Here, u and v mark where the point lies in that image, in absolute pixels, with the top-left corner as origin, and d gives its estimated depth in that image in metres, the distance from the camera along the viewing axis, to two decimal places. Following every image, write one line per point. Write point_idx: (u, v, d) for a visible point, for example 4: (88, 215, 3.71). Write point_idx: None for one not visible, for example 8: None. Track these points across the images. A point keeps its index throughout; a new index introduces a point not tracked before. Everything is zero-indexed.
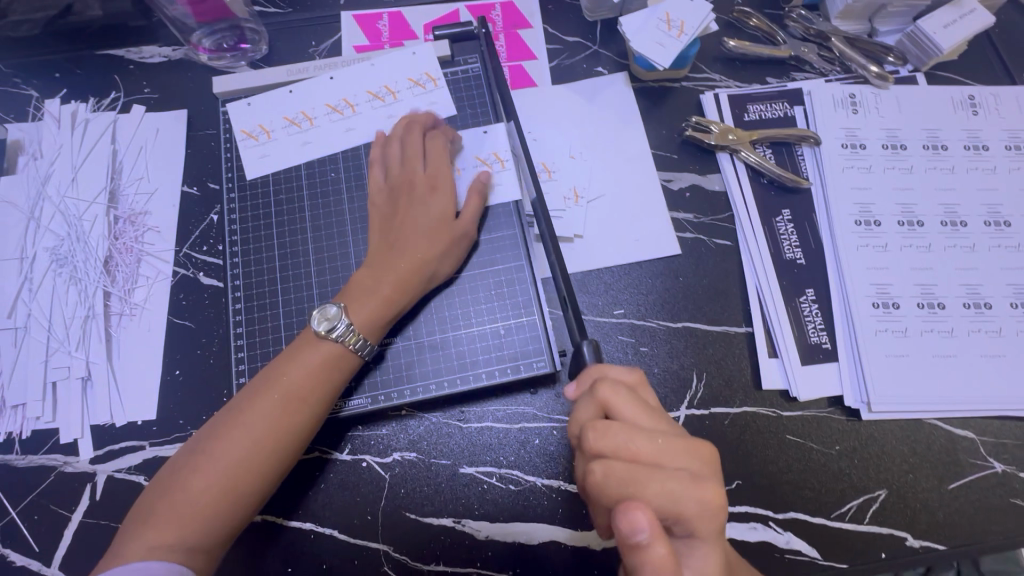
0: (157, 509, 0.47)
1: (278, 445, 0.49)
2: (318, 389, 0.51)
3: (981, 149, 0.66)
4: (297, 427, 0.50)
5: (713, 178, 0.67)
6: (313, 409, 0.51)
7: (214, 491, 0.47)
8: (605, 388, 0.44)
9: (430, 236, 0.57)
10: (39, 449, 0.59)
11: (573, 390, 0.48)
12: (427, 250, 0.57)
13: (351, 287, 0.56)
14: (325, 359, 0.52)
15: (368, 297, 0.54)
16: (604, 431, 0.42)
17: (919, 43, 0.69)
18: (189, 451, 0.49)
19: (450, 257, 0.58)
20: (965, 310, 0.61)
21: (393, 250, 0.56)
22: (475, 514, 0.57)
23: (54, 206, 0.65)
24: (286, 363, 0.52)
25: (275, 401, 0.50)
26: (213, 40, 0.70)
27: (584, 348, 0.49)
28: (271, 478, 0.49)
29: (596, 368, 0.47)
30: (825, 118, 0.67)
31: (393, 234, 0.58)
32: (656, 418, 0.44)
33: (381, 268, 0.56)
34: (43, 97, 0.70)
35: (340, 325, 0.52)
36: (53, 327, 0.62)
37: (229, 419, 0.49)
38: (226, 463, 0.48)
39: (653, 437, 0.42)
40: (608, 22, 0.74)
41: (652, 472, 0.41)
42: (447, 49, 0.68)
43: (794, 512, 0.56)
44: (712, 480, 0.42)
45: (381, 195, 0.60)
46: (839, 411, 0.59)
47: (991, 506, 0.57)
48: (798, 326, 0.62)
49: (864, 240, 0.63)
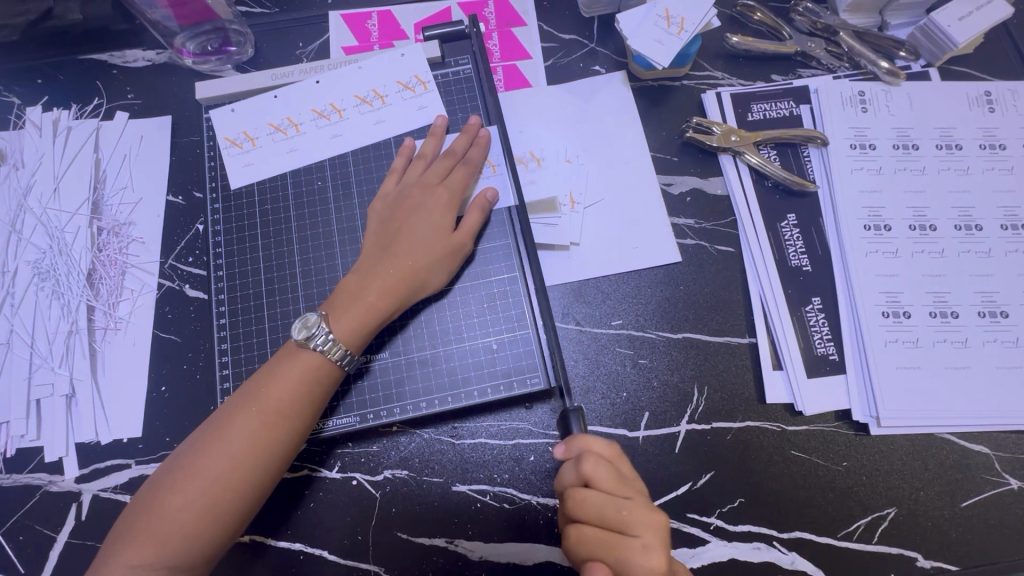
0: (137, 525, 0.46)
1: (262, 459, 0.47)
2: (301, 402, 0.49)
3: (998, 148, 0.63)
4: (279, 442, 0.48)
5: (715, 182, 0.65)
6: (296, 423, 0.49)
7: (193, 509, 0.46)
8: (586, 462, 0.43)
9: (421, 246, 0.55)
10: (24, 468, 0.57)
11: (559, 451, 0.45)
12: (415, 261, 0.55)
13: (335, 296, 0.54)
14: (308, 371, 0.50)
15: (350, 306, 0.52)
16: (578, 502, 0.43)
17: (932, 37, 0.65)
18: (169, 466, 0.48)
19: (442, 268, 0.56)
20: (979, 318, 0.58)
21: (380, 260, 0.55)
22: (468, 535, 0.55)
23: (36, 219, 0.64)
24: (269, 375, 0.50)
25: (256, 415, 0.48)
26: (197, 43, 0.68)
27: (572, 418, 0.48)
28: (255, 495, 0.48)
29: (579, 437, 0.45)
30: (832, 117, 0.64)
31: (381, 244, 0.56)
32: (630, 488, 0.44)
33: (365, 277, 0.54)
34: (25, 104, 0.68)
35: (319, 334, 0.50)
36: (36, 343, 0.60)
37: (209, 434, 0.48)
38: (205, 480, 0.46)
39: (619, 509, 0.42)
40: (605, 18, 0.71)
41: (613, 542, 0.41)
42: (436, 49, 0.65)
43: (799, 532, 0.54)
44: (661, 549, 0.41)
45: (387, 203, 0.59)
46: (846, 425, 0.57)
47: (1006, 525, 0.54)
48: (803, 337, 0.59)
49: (874, 246, 0.61)
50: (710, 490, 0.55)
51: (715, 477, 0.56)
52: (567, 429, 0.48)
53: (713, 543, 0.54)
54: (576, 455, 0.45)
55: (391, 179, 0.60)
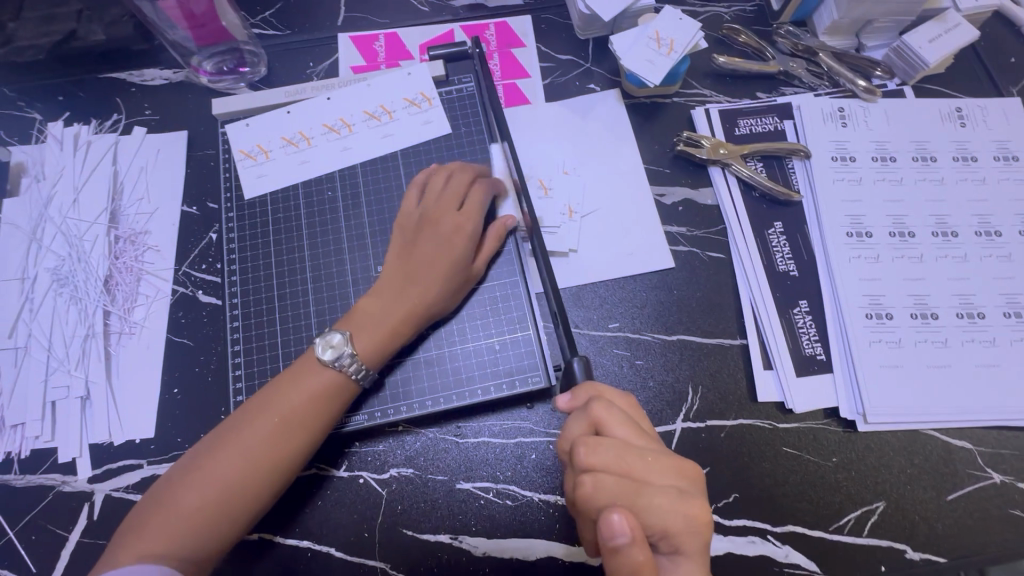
0: (149, 521, 0.47)
1: (277, 465, 0.49)
2: (317, 411, 0.51)
3: (970, 160, 0.67)
4: (294, 449, 0.50)
5: (706, 192, 0.68)
6: (312, 432, 0.51)
7: (206, 509, 0.47)
8: (600, 407, 0.45)
9: (440, 274, 0.57)
10: (38, 469, 0.59)
11: (566, 401, 0.48)
12: (432, 288, 0.56)
13: (356, 313, 0.55)
14: (326, 385, 0.52)
15: (371, 323, 0.54)
16: (595, 447, 0.43)
17: (906, 58, 0.70)
18: (184, 465, 0.49)
19: (453, 296, 0.58)
20: (958, 319, 0.61)
21: (400, 283, 0.56)
22: (472, 531, 0.57)
23: (55, 227, 0.66)
24: (288, 384, 0.52)
25: (273, 423, 0.50)
26: (213, 62, 0.72)
27: (576, 365, 0.48)
28: (266, 498, 0.50)
29: (589, 385, 0.48)
30: (814, 131, 0.68)
31: (400, 266, 0.57)
32: (646, 437, 0.45)
33: (388, 298, 0.56)
34: (46, 120, 0.71)
35: (345, 354, 0.52)
36: (53, 346, 0.63)
37: (227, 437, 0.50)
38: (220, 482, 0.48)
39: (643, 455, 0.43)
40: (600, 40, 0.75)
41: (641, 488, 0.42)
42: (441, 68, 0.69)
43: (792, 525, 0.56)
44: (697, 496, 0.43)
45: (406, 222, 0.59)
46: (835, 423, 0.59)
47: (990, 517, 0.57)
48: (791, 338, 0.62)
49: (856, 251, 0.64)
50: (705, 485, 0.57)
51: (710, 473, 0.58)
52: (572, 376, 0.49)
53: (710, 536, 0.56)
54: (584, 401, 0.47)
55: (411, 194, 0.61)
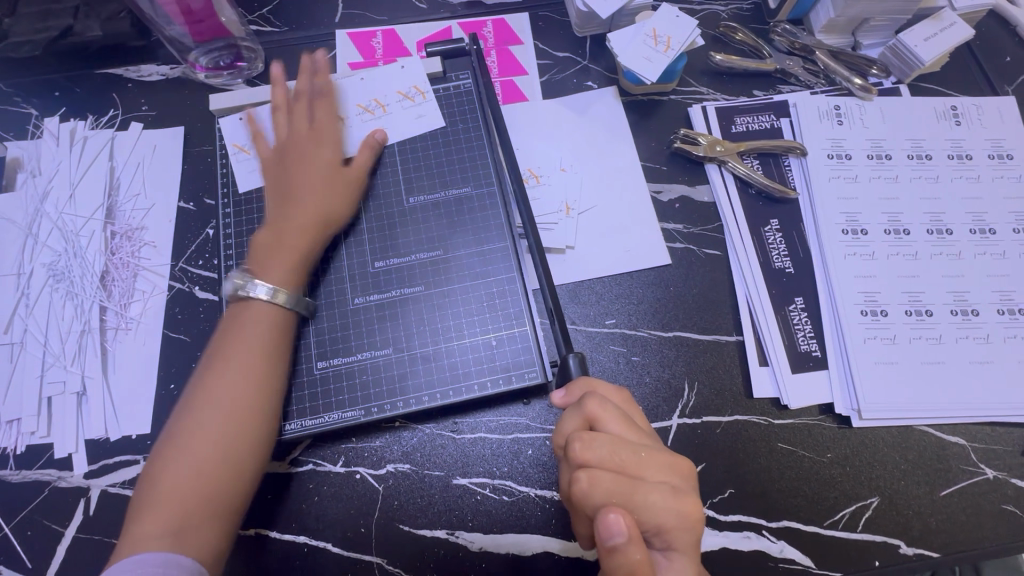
0: (145, 501, 0.47)
1: (249, 410, 0.51)
2: (268, 344, 0.54)
3: (965, 159, 0.68)
4: (258, 387, 0.52)
5: (702, 189, 0.68)
6: (268, 371, 0.53)
7: (197, 469, 0.48)
8: (594, 402, 0.45)
9: (313, 190, 0.60)
10: (34, 464, 0.59)
11: (560, 397, 0.48)
12: (317, 201, 0.60)
13: (253, 251, 0.58)
14: (266, 312, 0.55)
15: (274, 253, 0.57)
16: (591, 443, 0.43)
17: (901, 56, 0.70)
18: (165, 440, 0.50)
19: (339, 200, 0.61)
20: (952, 316, 0.62)
21: (280, 210, 0.59)
22: (468, 526, 0.57)
23: (51, 222, 0.66)
24: (230, 331, 0.54)
25: (234, 368, 0.52)
26: (210, 58, 0.71)
27: (571, 361, 0.50)
28: (252, 448, 0.50)
29: (585, 380, 0.48)
30: (811, 129, 0.69)
31: (275, 193, 0.61)
32: (640, 433, 0.45)
33: (274, 228, 0.58)
34: (42, 115, 0.71)
35: (254, 284, 0.55)
36: (49, 341, 0.62)
37: (193, 398, 0.51)
38: (201, 439, 0.49)
39: (638, 451, 0.43)
40: (597, 38, 0.76)
41: (635, 485, 0.42)
42: (438, 64, 0.69)
43: (787, 520, 0.57)
44: (690, 494, 0.44)
45: (331, 138, 0.64)
46: (830, 419, 0.60)
47: (983, 512, 0.57)
48: (787, 334, 0.62)
49: (852, 249, 0.64)
50: (701, 480, 0.58)
51: (706, 469, 0.58)
52: (568, 374, 0.51)
53: (705, 532, 0.56)
54: (579, 397, 0.47)
55: (320, 112, 0.65)
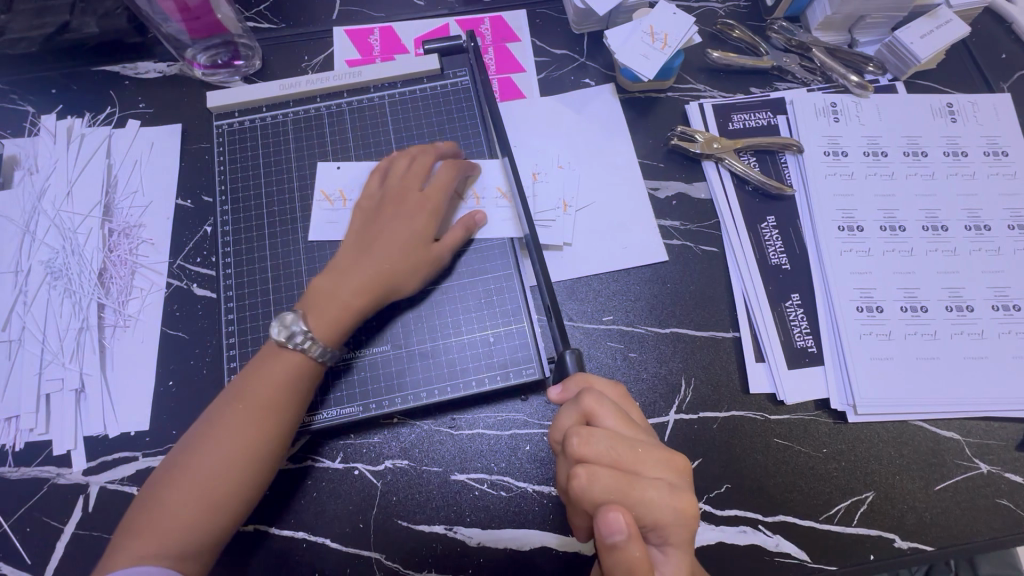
0: (141, 519, 0.48)
1: (255, 453, 0.50)
2: (287, 392, 0.52)
3: (960, 156, 0.68)
4: (270, 432, 0.50)
5: (699, 186, 0.68)
6: (283, 417, 0.51)
7: (194, 502, 0.48)
8: (590, 398, 0.45)
9: (400, 254, 0.57)
10: (33, 461, 0.59)
11: (557, 393, 0.49)
12: (393, 264, 0.57)
13: (311, 293, 0.55)
14: (296, 365, 0.52)
15: (326, 303, 0.54)
16: (588, 438, 0.43)
17: (897, 53, 0.70)
18: (168, 463, 0.50)
19: (413, 270, 0.58)
20: (947, 313, 0.62)
21: (357, 261, 0.56)
22: (467, 521, 0.57)
23: (49, 220, 0.66)
24: (255, 371, 0.52)
25: (248, 410, 0.50)
26: (208, 55, 0.71)
27: (568, 358, 0.50)
28: (251, 486, 0.50)
29: (580, 376, 0.49)
30: (807, 126, 0.69)
31: (359, 245, 0.57)
32: (636, 429, 0.45)
33: (340, 276, 0.56)
34: (40, 112, 0.71)
35: (300, 333, 0.52)
36: (48, 339, 0.63)
37: (204, 431, 0.50)
38: (203, 474, 0.48)
39: (633, 447, 0.43)
40: (594, 35, 0.76)
41: (632, 481, 0.42)
42: (436, 62, 0.69)
43: (783, 515, 0.57)
44: (686, 490, 0.44)
45: (425, 204, 0.59)
46: (826, 414, 0.60)
47: (977, 506, 0.57)
48: (783, 330, 0.62)
49: (848, 245, 0.64)
50: (698, 476, 0.58)
51: (703, 464, 0.58)
52: (563, 370, 0.51)
53: (702, 526, 0.57)
54: (575, 393, 0.48)
55: (419, 176, 0.60)
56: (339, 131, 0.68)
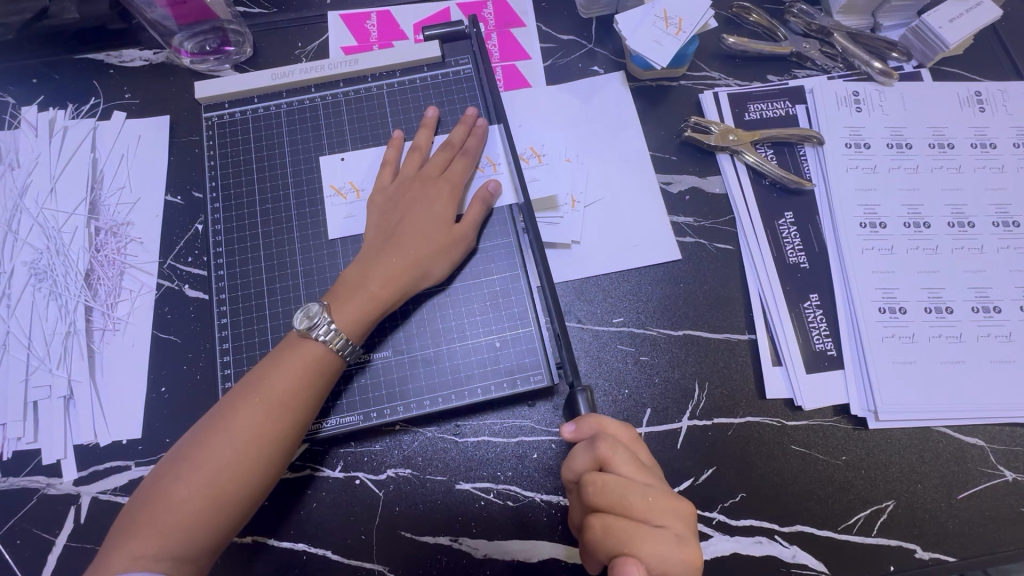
0: (140, 517, 0.45)
1: (266, 449, 0.47)
2: (303, 388, 0.49)
3: (989, 147, 0.65)
4: (282, 429, 0.48)
5: (714, 180, 0.65)
6: (298, 415, 0.49)
7: (198, 499, 0.45)
8: (603, 443, 0.43)
9: (426, 239, 0.55)
10: (21, 471, 0.57)
11: (569, 431, 0.45)
12: (420, 250, 0.55)
13: (338, 286, 0.54)
14: (313, 359, 0.50)
15: (352, 295, 0.52)
16: (601, 487, 0.42)
17: (924, 38, 0.67)
18: (172, 457, 0.47)
19: (443, 260, 0.56)
20: (973, 314, 0.59)
21: (382, 250, 0.55)
22: (472, 532, 0.55)
23: (32, 218, 0.63)
24: (271, 365, 0.50)
25: (261, 404, 0.47)
26: (196, 43, 0.67)
27: (578, 398, 0.46)
28: (258, 485, 0.47)
29: (593, 417, 0.45)
30: (828, 117, 0.65)
31: (382, 235, 0.56)
32: (649, 475, 0.43)
33: (368, 266, 0.54)
34: (20, 104, 0.68)
35: (322, 326, 0.50)
36: (33, 344, 0.60)
37: (212, 425, 0.47)
38: (209, 471, 0.45)
39: (645, 495, 0.41)
40: (604, 19, 0.72)
41: (642, 532, 0.40)
42: (436, 49, 0.65)
43: (800, 525, 0.55)
44: (694, 542, 0.41)
45: (444, 186, 0.58)
46: (845, 420, 0.58)
47: (1001, 516, 0.55)
48: (801, 332, 0.60)
49: (869, 243, 0.61)
50: (712, 485, 0.56)
51: (716, 472, 0.56)
52: (575, 411, 0.47)
53: (716, 537, 0.55)
54: (589, 435, 0.44)
55: (437, 161, 0.59)
56: (336, 123, 0.64)
